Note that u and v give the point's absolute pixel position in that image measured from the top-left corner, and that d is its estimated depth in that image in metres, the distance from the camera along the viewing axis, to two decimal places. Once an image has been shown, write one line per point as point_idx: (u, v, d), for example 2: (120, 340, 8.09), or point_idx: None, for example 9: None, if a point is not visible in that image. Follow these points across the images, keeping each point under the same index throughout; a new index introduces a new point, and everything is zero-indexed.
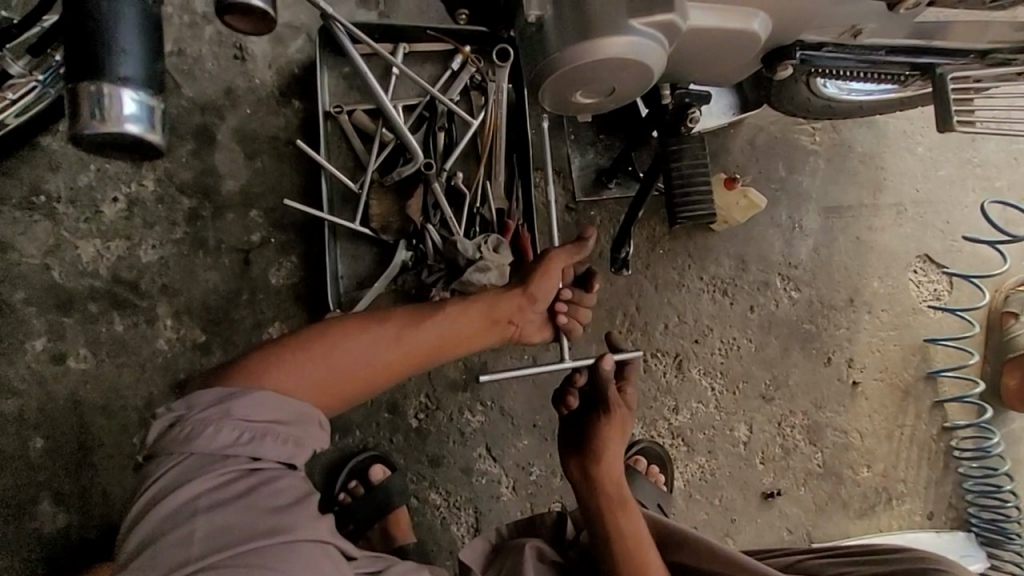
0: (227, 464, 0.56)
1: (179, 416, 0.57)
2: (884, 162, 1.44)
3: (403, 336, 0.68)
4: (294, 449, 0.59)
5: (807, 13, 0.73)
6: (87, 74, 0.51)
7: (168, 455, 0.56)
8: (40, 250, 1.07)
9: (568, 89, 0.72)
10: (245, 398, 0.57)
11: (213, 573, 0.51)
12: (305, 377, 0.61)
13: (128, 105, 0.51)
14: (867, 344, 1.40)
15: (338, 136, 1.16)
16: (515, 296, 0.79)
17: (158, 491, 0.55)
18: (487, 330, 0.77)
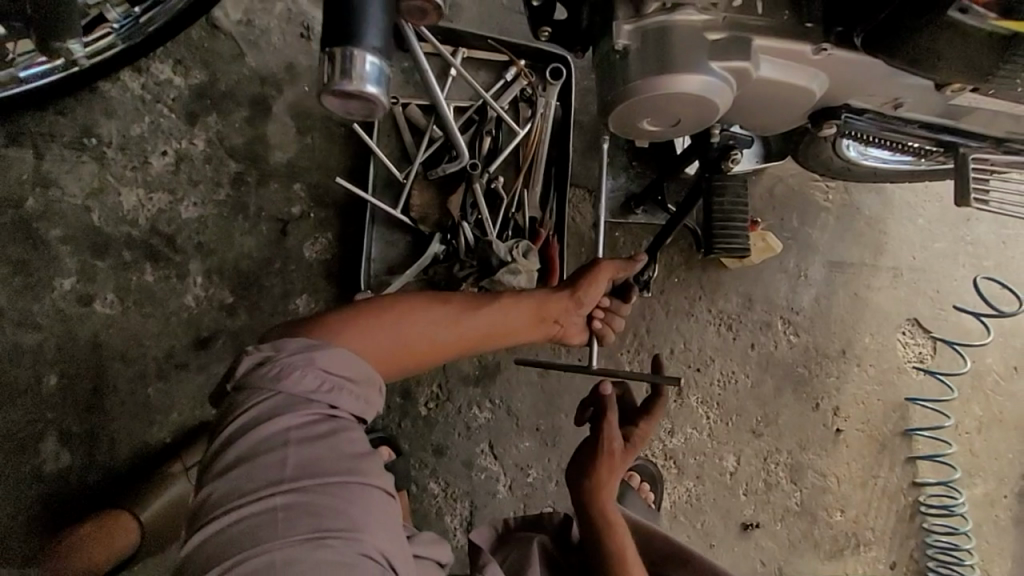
0: (311, 407, 0.58)
1: (271, 357, 0.59)
2: (887, 228, 1.52)
3: (460, 320, 0.75)
4: (366, 405, 0.62)
5: (856, 81, 0.81)
6: (338, 29, 0.52)
7: (254, 390, 0.59)
8: (83, 191, 1.09)
9: (639, 115, 0.78)
10: (329, 350, 0.60)
11: (301, 497, 0.54)
12: (374, 341, 0.68)
13: (369, 69, 0.52)
14: (853, 395, 1.47)
15: (389, 125, 1.19)
16: (561, 299, 0.86)
17: (244, 421, 0.57)
18: (533, 326, 0.84)
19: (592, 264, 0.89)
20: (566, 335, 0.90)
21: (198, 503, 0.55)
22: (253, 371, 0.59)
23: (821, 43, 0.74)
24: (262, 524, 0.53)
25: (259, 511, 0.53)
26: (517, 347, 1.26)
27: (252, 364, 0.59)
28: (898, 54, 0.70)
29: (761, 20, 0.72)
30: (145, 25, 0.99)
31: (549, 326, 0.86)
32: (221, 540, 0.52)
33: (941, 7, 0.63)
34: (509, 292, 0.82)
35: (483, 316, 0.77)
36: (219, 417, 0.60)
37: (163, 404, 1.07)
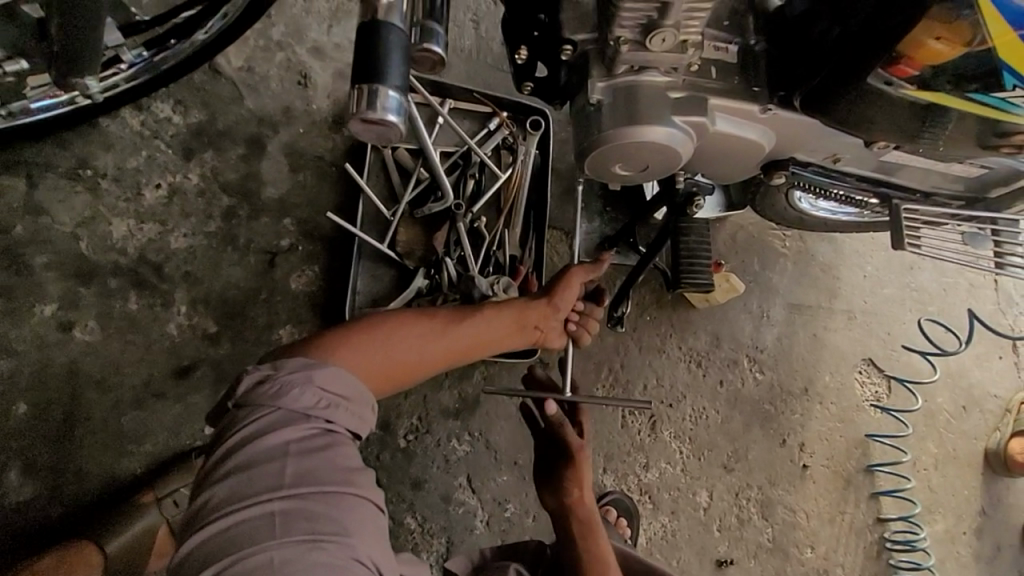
0: (308, 421, 0.62)
1: (268, 375, 0.63)
2: (840, 274, 1.62)
3: (442, 331, 0.78)
4: (360, 421, 0.66)
5: (799, 138, 0.92)
6: (363, 64, 0.54)
7: (255, 407, 0.62)
8: (74, 220, 1.12)
9: (611, 159, 0.86)
10: (325, 369, 0.64)
11: (297, 504, 0.57)
12: (361, 358, 0.71)
13: (391, 103, 0.54)
14: (818, 432, 1.53)
15: (378, 167, 1.25)
16: (539, 305, 0.90)
17: (245, 434, 0.60)
18: (516, 333, 0.87)
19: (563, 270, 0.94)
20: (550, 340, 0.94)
21: (197, 508, 0.58)
22: (252, 388, 0.62)
23: (767, 104, 0.84)
24: (258, 527, 0.55)
25: (256, 515, 0.56)
26: (496, 381, 1.29)
27: (252, 382, 0.63)
28: (832, 114, 0.80)
29: (714, 83, 0.83)
30: (159, 64, 1.07)
31: (531, 333, 0.90)
32: (219, 542, 0.54)
33: (861, 78, 0.74)
34: (489, 304, 0.86)
35: (465, 327, 0.81)
36: (219, 430, 0.62)
37: (137, 434, 1.07)
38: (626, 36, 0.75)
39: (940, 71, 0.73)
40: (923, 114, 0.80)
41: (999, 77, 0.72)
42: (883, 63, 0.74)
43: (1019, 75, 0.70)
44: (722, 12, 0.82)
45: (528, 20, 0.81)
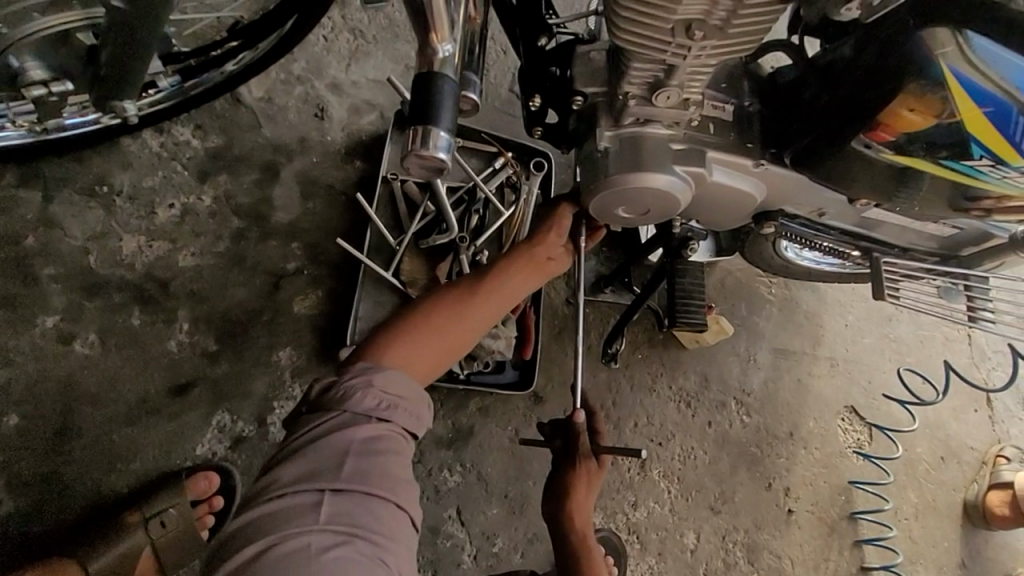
0: (370, 421, 0.70)
1: (334, 382, 0.72)
2: (823, 321, 1.69)
3: (465, 303, 0.85)
4: (416, 422, 0.73)
5: (787, 192, 0.99)
6: (417, 112, 0.57)
7: (326, 409, 0.71)
8: (85, 234, 1.14)
9: (615, 202, 0.92)
10: (381, 373, 0.73)
11: (340, 500, 0.64)
12: (409, 356, 0.79)
13: (443, 142, 0.57)
14: (802, 476, 1.56)
15: (387, 198, 1.28)
16: (540, 243, 0.93)
17: (315, 428, 0.69)
18: (533, 273, 0.92)
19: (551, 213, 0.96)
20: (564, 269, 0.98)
21: (262, 485, 0.67)
22: (322, 393, 0.72)
23: (759, 159, 0.91)
24: (311, 511, 0.63)
25: (307, 503, 0.64)
26: (490, 412, 1.30)
27: (321, 388, 0.73)
28: (820, 170, 0.87)
29: (713, 137, 0.89)
30: (190, 89, 1.13)
31: (547, 266, 0.93)
32: (269, 520, 0.63)
33: (847, 140, 0.81)
34: (497, 261, 0.91)
35: (483, 292, 0.86)
36: (296, 421, 0.73)
37: (127, 451, 1.06)
38: (634, 92, 0.82)
39: (915, 139, 0.80)
40: (898, 175, 0.87)
41: (965, 147, 0.79)
42: (862, 129, 0.79)
43: (983, 144, 0.77)
44: (720, 75, 0.89)
45: (542, 73, 0.89)
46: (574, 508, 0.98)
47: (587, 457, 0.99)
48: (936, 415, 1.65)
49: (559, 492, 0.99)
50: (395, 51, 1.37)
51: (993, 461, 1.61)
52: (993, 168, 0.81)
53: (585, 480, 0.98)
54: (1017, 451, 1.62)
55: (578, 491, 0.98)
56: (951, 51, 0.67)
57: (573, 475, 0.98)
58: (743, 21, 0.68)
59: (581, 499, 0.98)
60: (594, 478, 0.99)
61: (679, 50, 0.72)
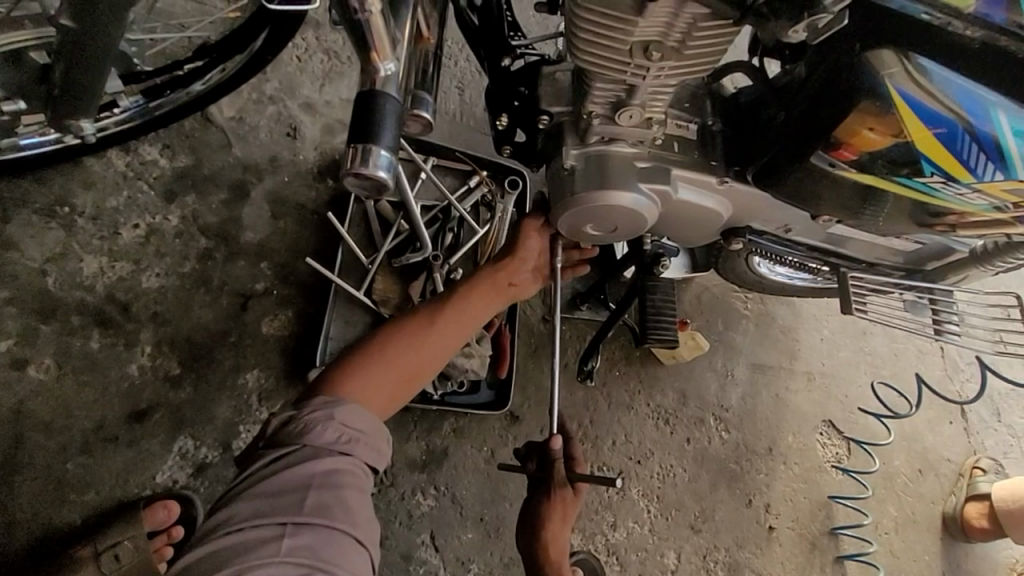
0: (330, 455, 0.69)
1: (295, 416, 0.71)
2: (799, 336, 1.70)
3: (426, 331, 0.84)
4: (377, 455, 0.73)
5: (752, 209, 1.00)
6: (359, 125, 0.55)
7: (286, 443, 0.70)
8: (43, 255, 1.11)
9: (582, 220, 0.92)
10: (342, 408, 0.72)
11: (299, 534, 0.62)
12: (368, 387, 0.78)
13: (382, 159, 0.55)
14: (782, 492, 1.55)
15: (359, 217, 1.27)
16: (503, 266, 0.93)
17: (276, 461, 0.68)
18: (497, 297, 0.92)
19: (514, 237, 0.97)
20: (528, 291, 0.98)
21: (217, 520, 0.64)
22: (282, 427, 0.71)
23: (724, 176, 0.92)
24: (269, 546, 0.61)
25: (265, 536, 0.62)
26: (465, 434, 1.28)
27: (281, 423, 0.71)
28: (783, 186, 0.88)
29: (678, 156, 0.91)
30: (154, 109, 1.11)
31: (511, 290, 0.94)
32: (225, 554, 0.60)
33: (806, 157, 0.83)
34: (460, 286, 0.91)
35: (445, 319, 0.86)
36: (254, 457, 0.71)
37: (80, 482, 1.02)
38: (597, 112, 0.83)
39: (876, 157, 0.81)
40: (864, 196, 0.89)
41: (917, 166, 0.80)
42: (824, 148, 0.81)
43: (932, 161, 0.78)
44: (683, 95, 0.91)
45: (510, 91, 0.89)
46: (551, 539, 0.95)
47: (563, 485, 0.97)
48: (912, 428, 1.66)
49: (535, 523, 0.96)
50: None
51: (970, 472, 1.62)
52: (944, 185, 0.82)
53: (561, 509, 0.96)
54: (992, 462, 1.63)
55: (554, 521, 0.95)
56: (897, 72, 0.70)
57: (549, 504, 0.96)
58: (698, 43, 0.70)
59: (557, 530, 0.95)
60: (570, 507, 0.97)
61: (638, 70, 0.74)
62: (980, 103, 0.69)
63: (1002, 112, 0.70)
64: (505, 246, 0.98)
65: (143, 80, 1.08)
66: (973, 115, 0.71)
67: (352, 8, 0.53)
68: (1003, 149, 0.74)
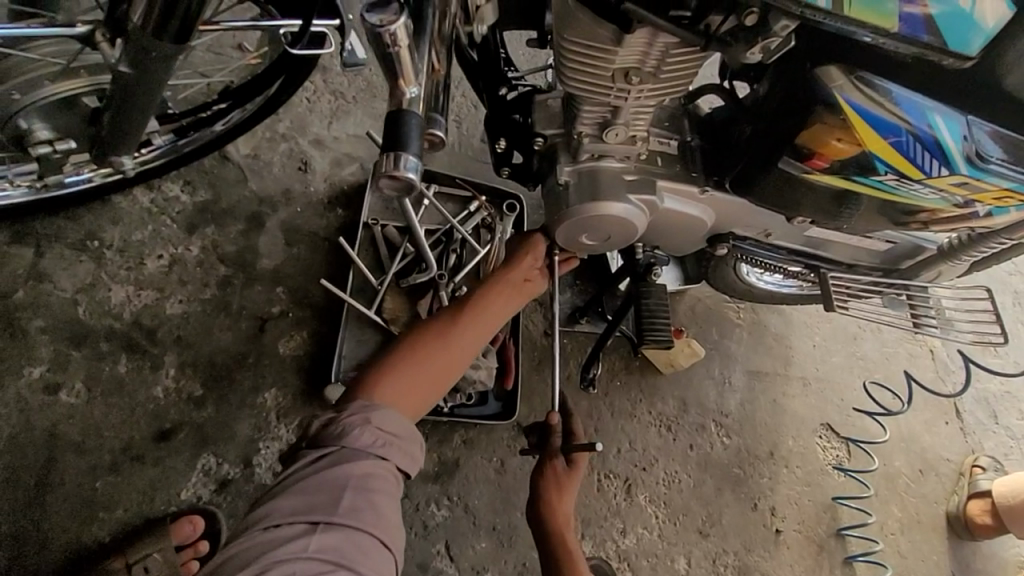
0: (367, 458, 0.72)
1: (334, 417, 0.75)
2: (792, 343, 1.73)
3: (450, 332, 0.90)
4: (409, 460, 0.76)
5: (732, 215, 1.09)
6: (389, 139, 0.63)
7: (324, 444, 0.74)
8: (75, 286, 1.18)
9: (578, 231, 1.01)
10: (378, 411, 0.76)
11: (328, 533, 0.65)
12: (402, 391, 0.84)
13: (410, 164, 0.63)
14: (787, 495, 1.57)
15: (368, 242, 1.35)
16: (516, 269, 1.00)
17: (315, 463, 0.72)
18: (514, 296, 0.99)
19: (524, 243, 1.04)
20: (539, 291, 1.05)
21: (257, 517, 0.67)
22: (322, 429, 0.75)
23: (704, 186, 1.01)
24: (299, 542, 0.64)
25: (298, 533, 0.65)
26: (475, 444, 1.33)
27: (322, 424, 0.75)
28: (759, 191, 0.97)
29: (661, 169, 0.99)
30: (183, 146, 1.21)
31: (525, 288, 1.01)
32: (260, 549, 0.63)
33: (775, 162, 0.92)
34: (478, 288, 0.97)
35: (467, 319, 0.92)
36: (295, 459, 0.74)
37: (110, 500, 1.07)
38: (586, 132, 0.92)
39: (844, 163, 0.90)
40: (840, 199, 0.98)
41: (873, 165, 0.89)
42: (797, 158, 0.91)
43: (886, 162, 0.87)
44: (663, 116, 1.02)
45: (506, 118, 0.99)
46: (552, 508, 1.01)
47: (556, 457, 1.05)
48: (908, 430, 1.67)
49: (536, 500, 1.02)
50: (373, 108, 1.48)
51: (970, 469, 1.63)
52: (899, 182, 0.91)
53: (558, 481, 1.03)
54: (992, 460, 1.65)
55: (552, 492, 1.02)
56: (844, 84, 0.79)
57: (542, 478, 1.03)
58: (672, 68, 0.80)
59: (556, 502, 1.01)
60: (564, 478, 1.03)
61: (621, 93, 0.84)
62: (916, 106, 0.80)
63: (936, 114, 0.81)
64: (515, 251, 1.05)
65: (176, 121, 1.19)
66: (913, 119, 0.81)
67: (385, 44, 0.59)
68: (945, 149, 0.83)
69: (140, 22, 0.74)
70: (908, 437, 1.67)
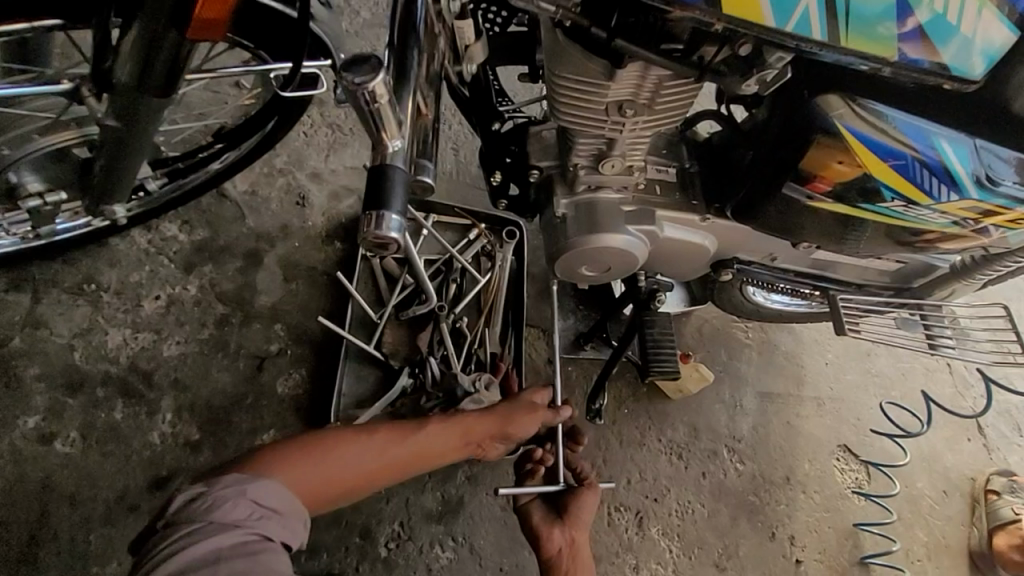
0: (239, 530, 0.67)
1: (201, 492, 0.70)
2: (804, 361, 1.68)
3: (388, 450, 0.88)
4: (288, 531, 0.72)
5: (735, 241, 1.06)
6: (373, 197, 0.62)
7: (189, 522, 0.67)
8: (70, 331, 1.17)
9: (578, 263, 0.99)
10: (257, 483, 0.72)
11: None
12: (307, 476, 0.79)
13: (393, 223, 0.61)
14: (806, 523, 1.51)
15: (368, 275, 1.34)
16: (479, 422, 0.98)
17: (179, 544, 0.65)
18: (457, 449, 0.96)
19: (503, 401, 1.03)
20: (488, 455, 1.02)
21: None
22: (186, 505, 0.69)
23: (705, 214, 0.98)
24: None
25: None
26: (480, 481, 1.29)
27: (186, 500, 0.69)
28: (761, 219, 0.94)
29: (661, 198, 0.97)
30: (184, 185, 1.21)
31: (474, 447, 0.98)
32: None
33: (778, 189, 0.89)
34: (435, 419, 0.95)
35: (409, 444, 0.90)
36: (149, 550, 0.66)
37: (104, 553, 1.04)
38: (582, 163, 0.91)
39: (852, 189, 0.87)
40: (844, 222, 0.94)
41: (878, 191, 0.86)
42: (799, 181, 0.87)
43: (894, 189, 0.85)
44: (660, 143, 1.00)
45: (501, 150, 0.97)
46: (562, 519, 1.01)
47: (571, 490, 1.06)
48: (930, 451, 1.61)
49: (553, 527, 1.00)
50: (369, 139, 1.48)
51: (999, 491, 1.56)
52: (907, 208, 0.88)
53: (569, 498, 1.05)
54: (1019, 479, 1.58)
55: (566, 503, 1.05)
56: (844, 112, 0.78)
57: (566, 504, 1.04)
58: (667, 99, 0.79)
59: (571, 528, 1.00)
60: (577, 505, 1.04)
61: (615, 125, 0.82)
62: (922, 132, 0.78)
63: (942, 140, 0.79)
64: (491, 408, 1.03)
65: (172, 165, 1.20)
66: (918, 145, 0.79)
67: (364, 100, 0.59)
68: (954, 174, 0.82)
69: (128, 78, 0.74)
70: (929, 459, 1.60)
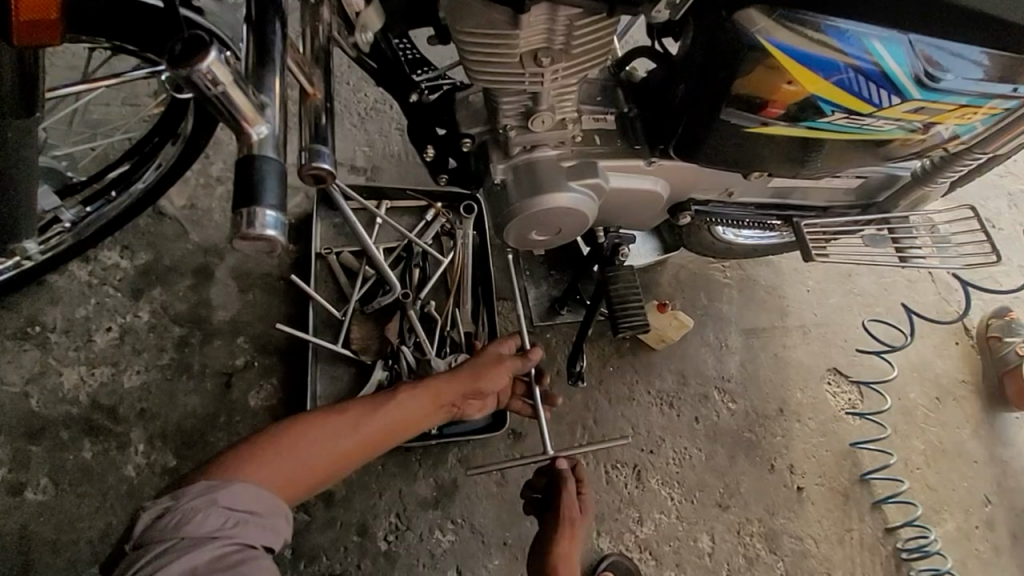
0: (215, 543, 0.64)
1: (168, 508, 0.66)
2: (785, 292, 1.66)
3: (360, 424, 0.84)
4: (271, 534, 0.70)
5: (688, 182, 1.03)
6: (243, 195, 0.56)
7: (157, 541, 0.64)
8: (23, 377, 1.14)
9: (526, 229, 0.94)
10: (226, 489, 0.69)
11: None
12: (280, 470, 0.76)
13: (269, 220, 0.56)
14: (804, 451, 1.51)
15: (326, 273, 1.29)
16: (451, 383, 0.95)
17: (151, 566, 0.62)
18: (433, 412, 0.93)
19: (473, 356, 1.00)
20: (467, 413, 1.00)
21: None
22: (154, 523, 0.65)
23: (650, 157, 0.94)
24: None
25: None
26: (472, 461, 1.28)
27: (153, 518, 0.66)
28: (704, 155, 0.90)
29: (601, 147, 0.93)
30: (110, 208, 1.15)
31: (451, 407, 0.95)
32: None
33: (717, 118, 0.84)
34: (404, 385, 0.92)
35: (380, 415, 0.86)
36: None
37: None
38: (511, 124, 0.86)
39: (801, 106, 0.83)
40: (804, 144, 0.90)
41: (817, 107, 0.83)
42: (752, 110, 0.83)
43: (829, 101, 0.81)
44: (594, 90, 0.95)
45: (433, 121, 0.92)
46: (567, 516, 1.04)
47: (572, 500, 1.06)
48: (918, 361, 1.61)
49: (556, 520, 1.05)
50: None
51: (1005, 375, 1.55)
52: (849, 119, 0.85)
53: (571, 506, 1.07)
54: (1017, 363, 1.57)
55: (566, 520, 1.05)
56: (765, 26, 0.73)
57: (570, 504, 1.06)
58: (581, 40, 0.73)
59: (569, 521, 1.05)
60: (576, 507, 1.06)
61: (535, 77, 0.77)
62: (850, 36, 0.74)
63: (873, 40, 0.74)
64: (463, 365, 0.99)
65: (79, 191, 1.15)
66: (852, 52, 0.76)
67: (205, 89, 0.54)
68: (890, 76, 0.78)
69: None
70: (919, 369, 1.60)
